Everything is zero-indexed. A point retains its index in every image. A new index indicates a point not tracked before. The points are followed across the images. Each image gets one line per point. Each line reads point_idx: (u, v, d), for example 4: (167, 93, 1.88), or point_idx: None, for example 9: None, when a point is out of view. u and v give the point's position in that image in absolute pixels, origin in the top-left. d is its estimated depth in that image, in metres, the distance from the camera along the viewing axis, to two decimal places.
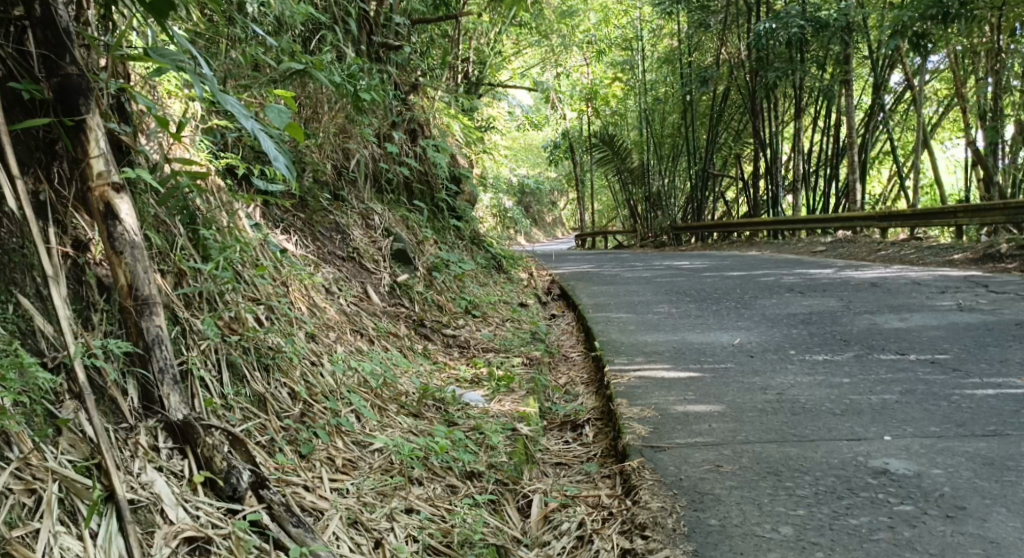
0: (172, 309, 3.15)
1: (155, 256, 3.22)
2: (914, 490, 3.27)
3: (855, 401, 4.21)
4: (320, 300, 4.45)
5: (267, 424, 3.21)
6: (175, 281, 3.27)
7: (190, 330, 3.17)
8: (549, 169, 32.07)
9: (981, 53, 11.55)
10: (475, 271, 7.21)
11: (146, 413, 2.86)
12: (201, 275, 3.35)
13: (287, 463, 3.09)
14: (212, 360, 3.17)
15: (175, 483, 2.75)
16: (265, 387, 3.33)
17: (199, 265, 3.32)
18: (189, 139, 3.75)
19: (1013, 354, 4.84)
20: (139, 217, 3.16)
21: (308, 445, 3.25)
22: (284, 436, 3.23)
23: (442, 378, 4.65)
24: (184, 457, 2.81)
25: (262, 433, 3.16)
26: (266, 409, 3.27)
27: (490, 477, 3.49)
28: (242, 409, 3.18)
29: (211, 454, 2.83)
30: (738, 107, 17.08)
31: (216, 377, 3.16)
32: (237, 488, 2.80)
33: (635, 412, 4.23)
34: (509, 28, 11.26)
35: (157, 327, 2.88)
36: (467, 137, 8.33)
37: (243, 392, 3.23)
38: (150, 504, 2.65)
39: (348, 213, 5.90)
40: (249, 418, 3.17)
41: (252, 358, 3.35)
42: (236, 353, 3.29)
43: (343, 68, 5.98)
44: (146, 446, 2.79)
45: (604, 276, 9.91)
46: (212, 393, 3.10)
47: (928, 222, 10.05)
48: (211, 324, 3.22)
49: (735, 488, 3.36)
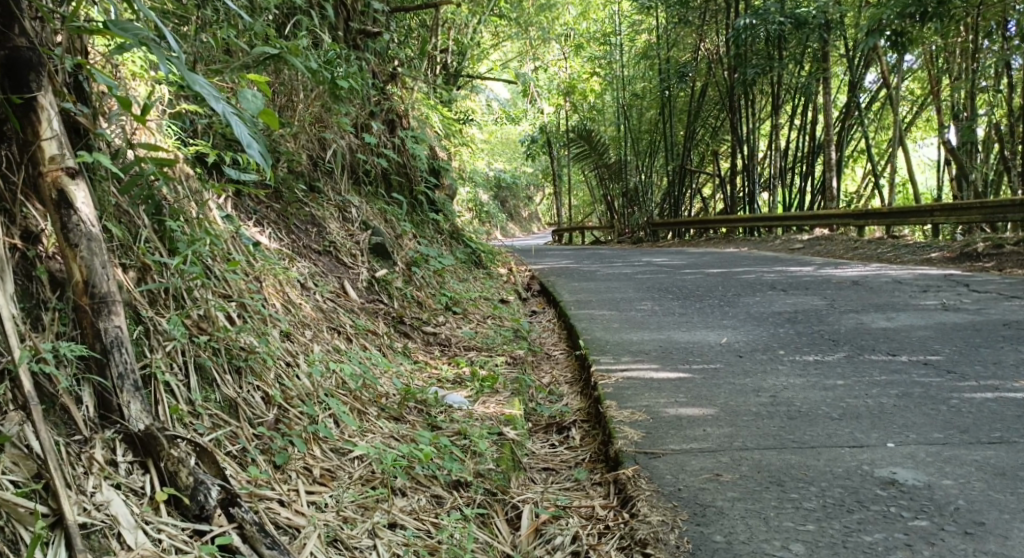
0: (134, 307, 2.92)
1: (116, 249, 2.98)
2: (927, 503, 3.14)
3: (852, 405, 4.03)
4: (294, 296, 4.23)
5: (238, 432, 2.99)
6: (139, 277, 3.04)
7: (155, 330, 2.94)
8: (525, 163, 31.75)
9: (957, 52, 11.41)
10: (455, 267, 6.98)
11: (103, 422, 2.64)
12: (167, 270, 3.13)
13: (260, 475, 2.87)
14: (179, 363, 2.96)
15: (136, 502, 2.54)
16: (237, 392, 3.11)
17: (165, 260, 3.10)
18: (155, 124, 3.49)
19: (1007, 356, 4.68)
20: (98, 207, 2.93)
21: (284, 454, 3.03)
22: (257, 444, 3.01)
23: (423, 378, 4.44)
24: (146, 472, 2.60)
25: (233, 443, 2.94)
26: (237, 415, 3.05)
27: (477, 487, 3.28)
28: (211, 416, 2.96)
29: (176, 468, 2.60)
30: (715, 103, 16.89)
31: (183, 382, 2.95)
32: (205, 506, 2.58)
33: (625, 415, 4.04)
34: (487, 19, 11.01)
35: (116, 327, 2.66)
36: (445, 129, 8.09)
37: (213, 398, 3.02)
38: (105, 529, 2.45)
39: (323, 205, 5.67)
40: (219, 426, 2.95)
41: (222, 361, 3.13)
42: (205, 355, 3.07)
43: (319, 54, 5.76)
44: (102, 461, 2.57)
45: (583, 272, 9.71)
46: (178, 399, 2.88)
47: (905, 221, 9.90)
48: (177, 323, 3.00)
49: (738, 500, 3.20)
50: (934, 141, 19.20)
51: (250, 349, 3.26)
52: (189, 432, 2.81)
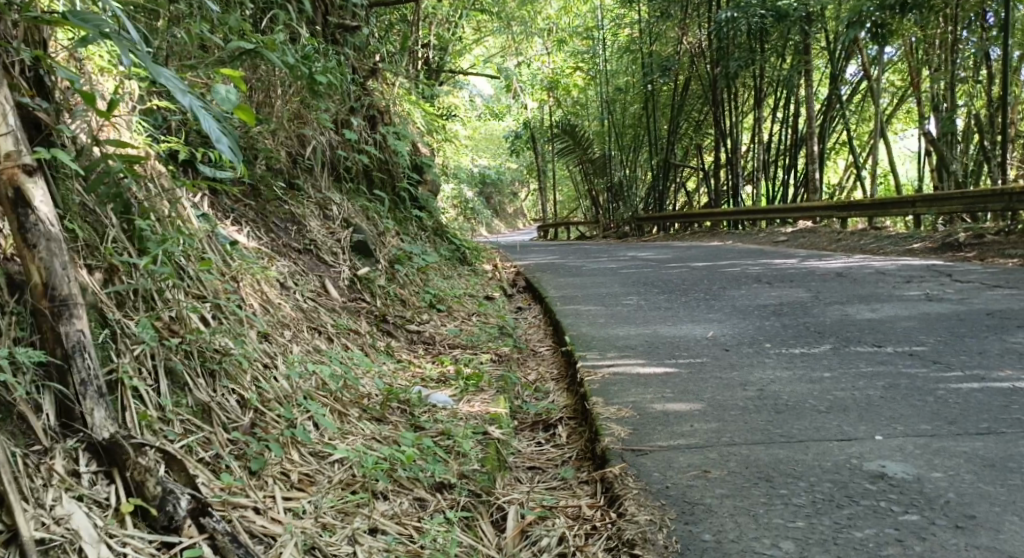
0: (100, 309, 2.85)
1: (80, 250, 2.93)
2: (917, 497, 3.08)
3: (839, 397, 3.97)
4: (273, 296, 4.15)
5: (211, 438, 2.91)
6: (106, 278, 2.98)
7: (123, 333, 2.87)
8: (509, 159, 31.66)
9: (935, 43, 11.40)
10: (439, 264, 6.91)
11: (65, 432, 2.56)
12: (137, 270, 3.05)
13: (234, 482, 2.79)
14: (149, 367, 2.89)
15: (99, 514, 2.46)
16: (210, 396, 3.02)
17: (133, 260, 3.03)
18: (124, 121, 3.41)
19: (992, 346, 4.64)
20: (61, 206, 2.89)
21: (259, 459, 2.94)
22: (231, 450, 2.92)
23: (406, 377, 4.36)
24: (111, 483, 2.53)
25: (206, 450, 2.86)
26: (210, 420, 2.96)
27: (461, 489, 3.20)
28: (182, 421, 2.88)
29: (143, 477, 2.52)
30: (698, 97, 16.85)
31: (153, 386, 2.87)
32: (174, 517, 2.50)
33: (612, 412, 3.97)
34: (470, 13, 10.94)
35: (79, 331, 2.57)
36: (428, 125, 8.01)
37: (184, 403, 2.93)
38: (66, 543, 2.37)
39: (303, 203, 5.58)
40: (191, 432, 2.87)
41: (195, 364, 3.04)
42: (177, 357, 2.99)
43: (297, 49, 5.68)
44: (63, 472, 2.49)
45: (569, 268, 9.64)
46: (148, 405, 2.80)
47: (887, 212, 9.89)
48: (146, 327, 2.93)
49: (727, 497, 3.14)
50: (915, 132, 19.21)
51: (225, 350, 3.18)
52: (158, 439, 2.73)
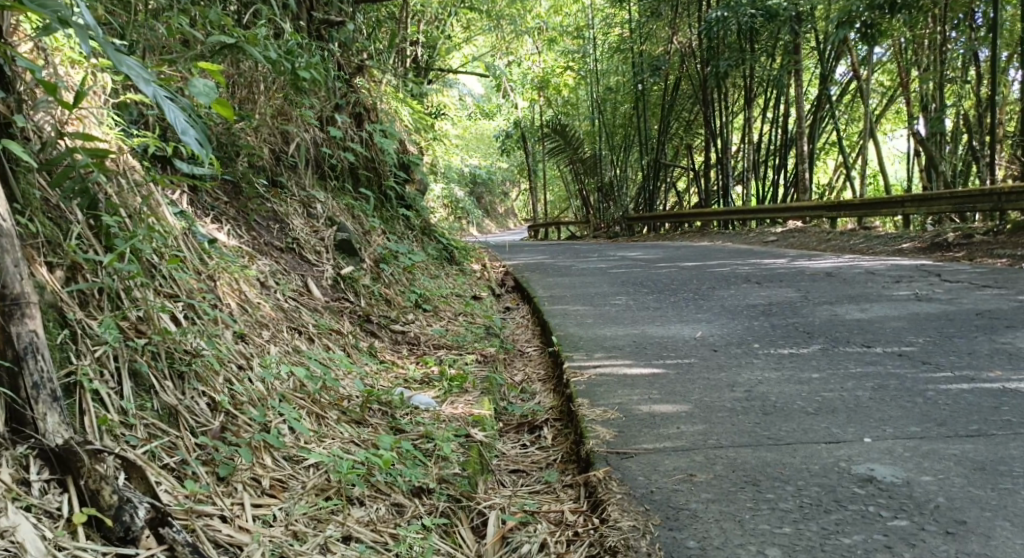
0: (60, 309, 2.79)
1: (41, 246, 2.85)
2: (906, 501, 3.02)
3: (828, 399, 3.90)
4: (252, 295, 4.06)
5: (177, 443, 2.83)
6: (68, 277, 2.90)
7: (83, 334, 2.81)
8: (501, 159, 31.53)
9: (924, 43, 11.35)
10: (426, 263, 6.82)
11: (14, 437, 2.49)
12: (101, 268, 2.98)
13: (200, 489, 2.71)
14: (111, 370, 2.82)
15: (49, 525, 2.39)
16: (178, 399, 2.95)
17: (97, 258, 2.95)
18: (95, 113, 3.34)
19: (981, 346, 4.57)
20: (19, 200, 2.82)
21: (228, 465, 2.86)
22: (198, 455, 2.84)
23: (388, 379, 4.27)
24: (63, 492, 2.46)
25: (171, 455, 2.78)
26: (177, 424, 2.89)
27: (440, 494, 3.12)
28: (146, 425, 2.81)
29: (98, 486, 2.46)
30: (688, 97, 16.78)
31: (115, 389, 2.80)
32: (131, 527, 2.43)
33: (597, 413, 3.89)
34: (459, 11, 10.84)
35: (31, 332, 2.51)
36: (416, 124, 7.92)
37: (149, 406, 2.86)
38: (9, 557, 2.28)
39: (286, 201, 5.49)
40: (155, 437, 2.79)
41: (162, 366, 2.96)
42: (142, 359, 2.92)
43: (279, 44, 5.60)
44: (11, 481, 2.42)
45: (557, 267, 9.56)
46: (109, 410, 2.73)
47: (876, 212, 9.83)
48: (109, 327, 2.86)
49: (713, 502, 3.07)
50: (903, 133, 19.20)
51: (196, 351, 3.10)
52: (118, 446, 2.66)
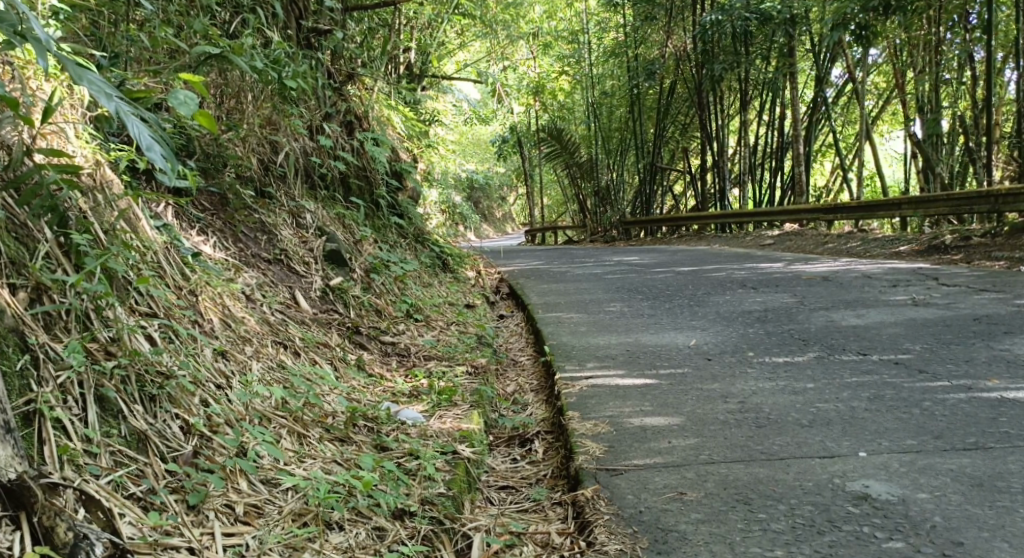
0: (21, 333, 2.75)
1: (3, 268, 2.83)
2: (902, 521, 2.96)
3: (822, 410, 3.83)
4: (236, 310, 3.98)
5: (145, 471, 2.78)
6: (32, 298, 2.87)
7: (45, 359, 2.77)
8: (497, 164, 31.38)
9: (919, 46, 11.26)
10: (419, 272, 6.74)
11: None
12: (69, 289, 2.94)
13: (166, 520, 2.67)
14: (74, 395, 2.77)
15: None
16: (148, 423, 2.90)
17: (64, 278, 2.91)
18: (70, 127, 3.31)
19: (979, 353, 4.50)
20: None
21: (198, 493, 2.81)
22: (167, 483, 2.80)
23: (376, 392, 4.18)
24: (16, 529, 2.40)
25: (138, 484, 2.74)
26: (145, 449, 2.84)
27: (422, 517, 3.06)
28: (112, 453, 2.76)
29: (52, 523, 2.42)
30: (684, 100, 16.69)
31: (80, 416, 2.76)
32: None
33: (588, 427, 3.81)
34: (452, 16, 10.75)
35: None
36: (409, 130, 7.83)
37: (116, 432, 2.81)
38: None
39: (274, 211, 5.39)
40: (122, 465, 2.75)
41: (131, 390, 2.91)
42: (110, 384, 2.86)
43: (266, 53, 5.52)
44: None
45: (552, 273, 9.49)
46: (71, 438, 2.69)
47: (872, 214, 9.75)
48: (74, 350, 2.82)
49: (702, 523, 3.02)
50: (900, 134, 19.13)
51: (169, 373, 3.05)
52: (78, 476, 2.62)
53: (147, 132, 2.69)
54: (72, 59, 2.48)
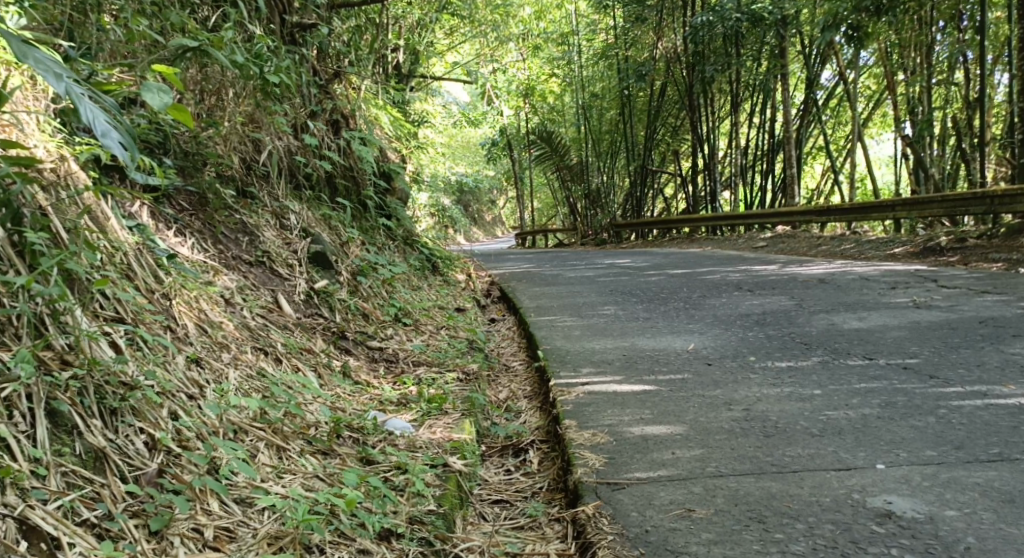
0: None
1: None
2: (932, 542, 2.77)
3: (833, 418, 3.61)
4: (214, 314, 3.74)
5: (99, 494, 2.59)
6: None
7: None
8: (485, 166, 31.02)
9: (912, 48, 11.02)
10: (407, 274, 6.51)
11: None
12: (19, 292, 2.74)
13: (122, 551, 2.49)
14: (22, 410, 2.59)
15: None
16: (106, 439, 2.70)
17: (13, 279, 2.71)
18: (24, 116, 3.14)
19: (990, 358, 4.29)
20: None
21: (161, 517, 2.62)
22: (126, 507, 2.60)
23: (363, 401, 3.95)
24: None
25: (91, 508, 2.55)
26: (103, 469, 2.65)
27: (411, 539, 2.85)
28: (65, 474, 2.58)
29: None
30: (674, 103, 16.46)
31: (28, 433, 2.58)
32: None
33: (586, 436, 3.58)
34: (439, 15, 10.47)
35: None
36: (395, 130, 7.58)
37: (68, 452, 2.62)
38: None
39: (256, 211, 5.15)
40: (75, 488, 2.57)
41: (88, 403, 2.71)
42: (63, 396, 2.67)
43: (246, 47, 5.28)
44: None
45: (544, 275, 9.27)
46: (16, 460, 2.51)
47: (867, 216, 9.54)
48: (23, 361, 2.63)
49: (714, 544, 2.83)
50: (890, 136, 18.95)
51: (133, 383, 2.84)
52: (20, 503, 2.44)
53: (101, 118, 2.60)
54: (17, 38, 2.41)
